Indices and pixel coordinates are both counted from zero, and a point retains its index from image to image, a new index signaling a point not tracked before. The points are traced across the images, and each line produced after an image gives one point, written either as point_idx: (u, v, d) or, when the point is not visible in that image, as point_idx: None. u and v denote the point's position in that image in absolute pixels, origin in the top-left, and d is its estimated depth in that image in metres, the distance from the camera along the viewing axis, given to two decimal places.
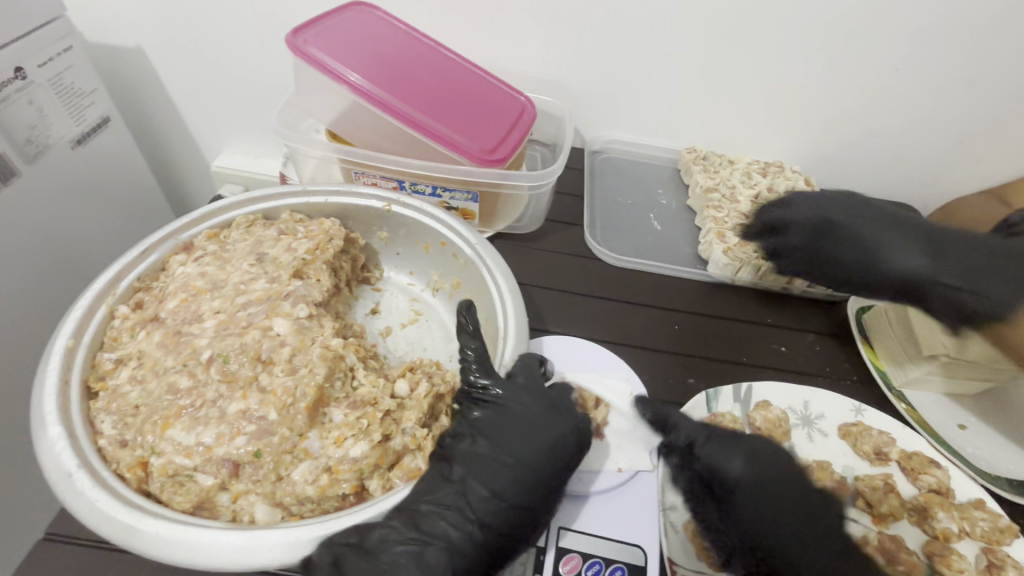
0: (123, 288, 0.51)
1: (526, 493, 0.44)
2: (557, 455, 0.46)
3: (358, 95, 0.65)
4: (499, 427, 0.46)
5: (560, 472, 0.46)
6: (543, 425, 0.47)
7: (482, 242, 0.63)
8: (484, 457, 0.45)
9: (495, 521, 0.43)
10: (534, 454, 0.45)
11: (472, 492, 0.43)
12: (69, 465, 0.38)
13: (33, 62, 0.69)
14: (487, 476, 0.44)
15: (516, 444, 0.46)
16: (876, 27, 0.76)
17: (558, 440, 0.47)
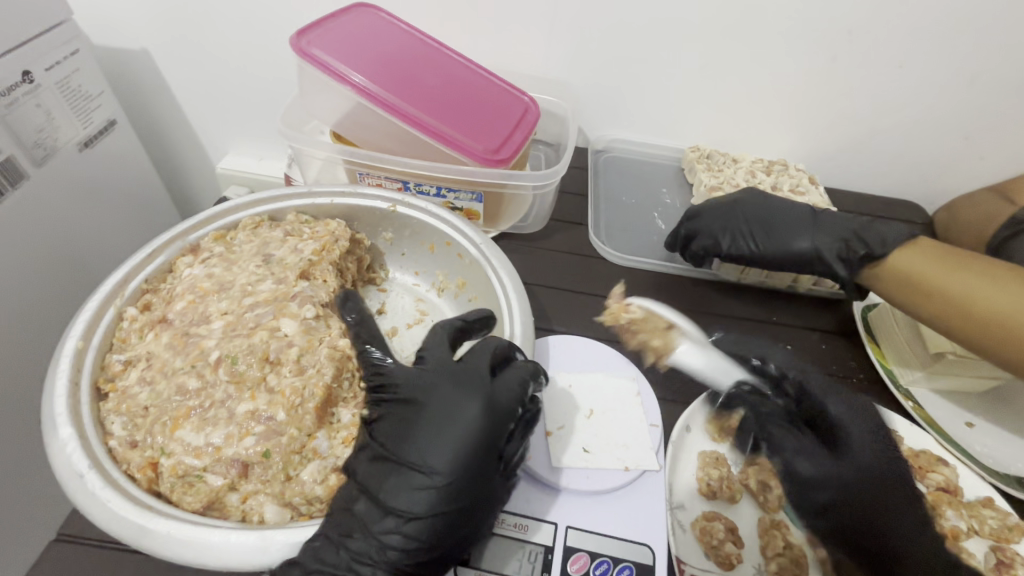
0: (131, 289, 0.52)
1: (433, 500, 0.39)
2: (463, 449, 0.40)
3: (361, 96, 0.66)
4: (401, 429, 0.42)
5: (467, 471, 0.40)
6: (443, 420, 0.41)
7: (488, 242, 0.63)
8: (392, 468, 0.40)
9: (404, 539, 0.39)
10: (434, 453, 0.40)
11: (373, 511, 0.39)
12: (80, 466, 0.38)
13: (40, 66, 0.69)
14: (393, 491, 0.39)
15: (425, 447, 0.41)
16: (879, 24, 0.76)
17: (461, 434, 0.40)
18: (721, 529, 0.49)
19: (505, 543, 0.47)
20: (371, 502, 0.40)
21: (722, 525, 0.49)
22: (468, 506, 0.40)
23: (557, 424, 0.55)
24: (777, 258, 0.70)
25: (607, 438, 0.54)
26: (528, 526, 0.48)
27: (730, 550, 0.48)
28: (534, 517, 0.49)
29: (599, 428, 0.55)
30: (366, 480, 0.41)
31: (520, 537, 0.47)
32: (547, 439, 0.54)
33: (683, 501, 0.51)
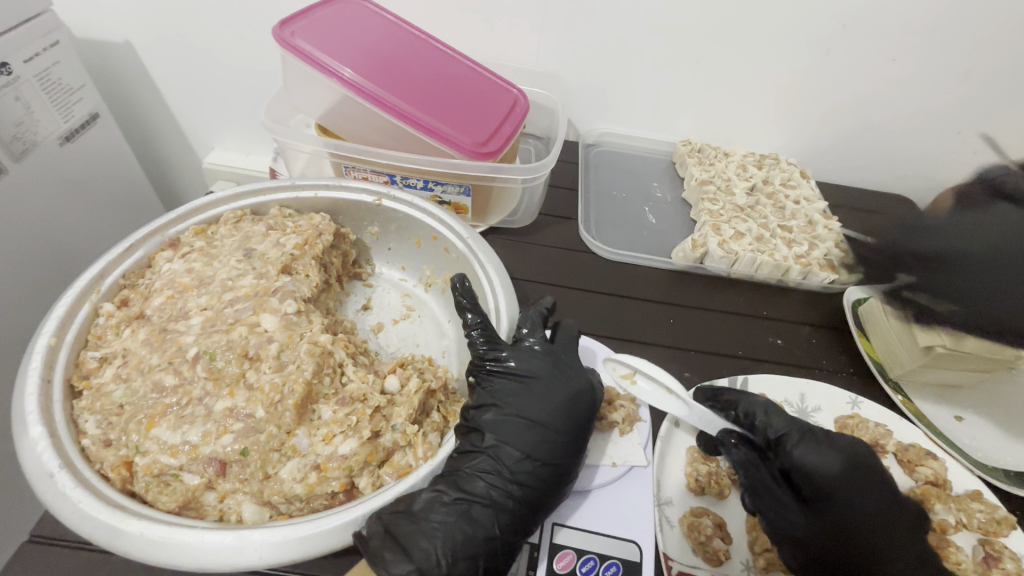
0: (108, 285, 0.51)
1: (556, 447, 0.46)
2: (574, 408, 0.48)
3: (345, 88, 0.64)
4: (522, 392, 0.49)
5: (580, 428, 0.48)
6: (561, 387, 0.49)
7: (474, 235, 0.62)
8: (516, 422, 0.47)
9: (535, 478, 0.44)
10: (556, 410, 0.48)
11: (508, 454, 0.45)
12: (50, 466, 0.37)
13: (19, 58, 0.67)
14: (524, 437, 0.46)
15: (545, 404, 0.48)
16: (871, 19, 0.76)
17: (575, 398, 0.49)
18: (709, 525, 0.48)
19: None
20: (503, 447, 0.45)
21: (710, 521, 0.49)
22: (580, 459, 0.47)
23: None
24: None
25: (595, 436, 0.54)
26: None
27: (718, 546, 0.48)
28: None
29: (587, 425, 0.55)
30: (495, 430, 0.46)
31: None
32: None
33: (671, 497, 0.51)
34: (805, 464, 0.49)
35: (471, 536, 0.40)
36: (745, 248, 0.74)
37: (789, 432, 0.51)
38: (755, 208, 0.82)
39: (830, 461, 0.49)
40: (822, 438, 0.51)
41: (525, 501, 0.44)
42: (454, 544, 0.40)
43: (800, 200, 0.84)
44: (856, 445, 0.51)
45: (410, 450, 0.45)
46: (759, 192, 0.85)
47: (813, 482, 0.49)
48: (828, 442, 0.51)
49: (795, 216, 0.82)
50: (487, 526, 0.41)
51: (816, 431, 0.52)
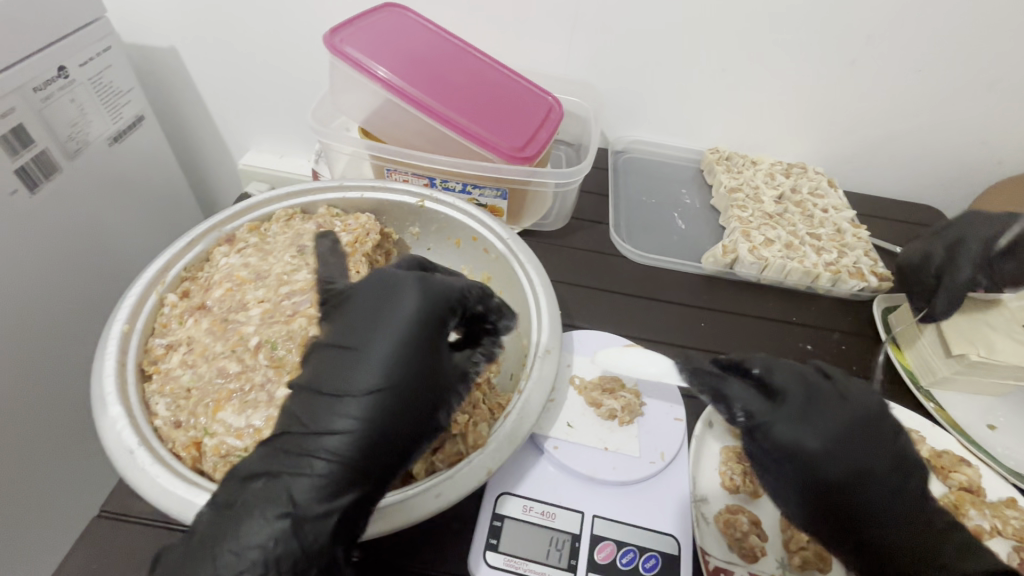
0: (172, 277, 0.53)
1: (369, 387, 0.40)
2: (395, 335, 0.41)
3: (391, 93, 0.67)
4: (347, 329, 0.43)
5: (409, 363, 0.41)
6: (382, 318, 0.42)
7: (515, 237, 0.64)
8: (332, 364, 0.41)
9: (350, 433, 0.39)
10: (376, 342, 0.41)
11: (327, 405, 0.40)
12: (130, 442, 0.40)
13: (74, 61, 0.71)
14: (340, 381, 0.40)
15: (362, 338, 0.42)
16: (898, 30, 0.77)
17: (400, 329, 0.42)
18: (746, 522, 0.49)
19: (536, 528, 0.48)
20: (320, 401, 0.40)
21: (746, 518, 0.50)
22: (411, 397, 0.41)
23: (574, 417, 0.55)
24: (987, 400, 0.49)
25: (623, 431, 0.55)
26: (556, 515, 0.49)
27: (753, 543, 0.49)
28: (561, 505, 0.50)
29: (597, 420, 0.55)
30: (315, 381, 0.41)
31: (547, 525, 0.48)
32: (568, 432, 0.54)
33: (706, 495, 0.52)
34: (798, 445, 0.43)
35: (278, 515, 0.36)
36: (775, 254, 0.75)
37: (768, 414, 0.44)
38: (785, 216, 0.83)
39: (816, 435, 0.43)
40: (810, 410, 0.44)
41: (340, 457, 0.38)
42: (264, 529, 0.36)
43: (828, 209, 0.85)
44: (847, 416, 0.44)
45: (461, 440, 0.50)
46: (788, 200, 0.86)
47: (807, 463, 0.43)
48: (815, 417, 0.44)
49: (823, 224, 0.83)
50: (283, 500, 0.37)
51: (800, 409, 0.44)
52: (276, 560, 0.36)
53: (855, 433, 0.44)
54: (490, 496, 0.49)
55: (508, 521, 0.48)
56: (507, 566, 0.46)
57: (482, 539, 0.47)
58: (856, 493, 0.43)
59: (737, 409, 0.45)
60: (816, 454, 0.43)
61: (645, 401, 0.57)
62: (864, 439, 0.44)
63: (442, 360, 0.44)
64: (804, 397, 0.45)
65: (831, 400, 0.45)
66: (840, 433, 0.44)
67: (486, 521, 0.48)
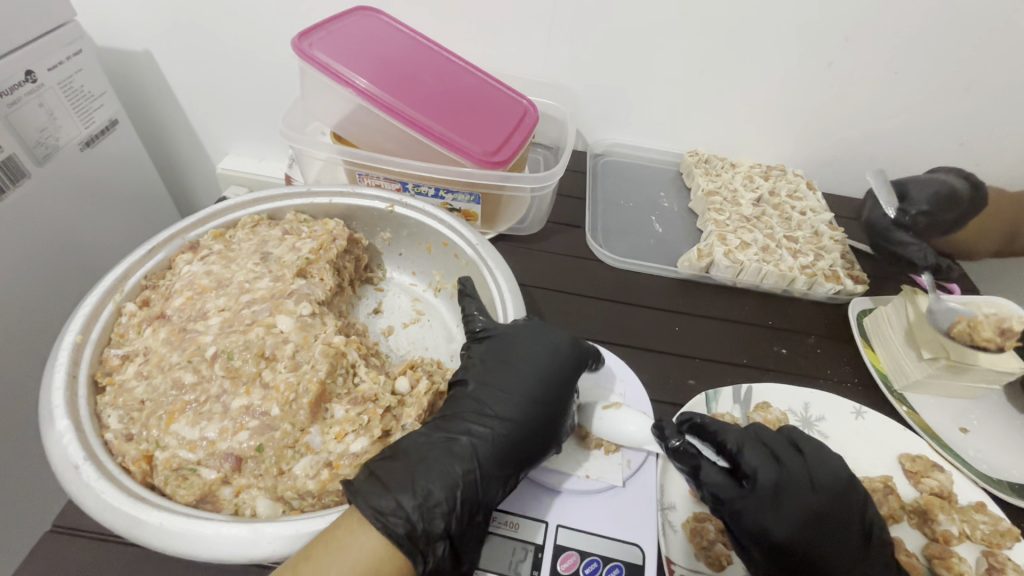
0: (131, 285, 0.53)
1: (531, 384, 0.48)
2: (554, 350, 0.51)
3: (363, 99, 0.66)
4: (514, 340, 0.51)
5: (566, 372, 0.50)
6: (544, 340, 0.51)
7: (484, 242, 0.63)
8: (494, 366, 0.50)
9: (511, 419, 0.47)
10: (541, 356, 0.50)
11: (494, 395, 0.48)
12: (75, 457, 0.39)
13: (43, 66, 0.70)
14: (507, 377, 0.49)
15: (524, 348, 0.51)
16: (873, 33, 0.77)
17: (562, 345, 0.51)
18: (712, 530, 0.49)
19: (497, 539, 0.47)
20: (490, 391, 0.48)
21: (713, 526, 0.50)
22: (565, 398, 0.49)
23: None
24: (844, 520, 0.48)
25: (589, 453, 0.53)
26: (519, 524, 0.48)
27: (720, 551, 0.48)
28: (524, 515, 0.49)
29: (577, 445, 0.54)
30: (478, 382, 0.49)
31: (510, 535, 0.48)
32: None
33: (674, 503, 0.52)
34: (768, 529, 0.45)
35: (456, 467, 0.42)
36: (751, 258, 0.75)
37: (743, 499, 0.46)
38: (761, 219, 0.82)
39: (788, 523, 0.46)
40: (777, 499, 0.46)
41: (504, 435, 0.46)
42: (444, 477, 0.42)
43: (806, 211, 0.84)
44: (813, 503, 0.47)
45: None
46: (766, 203, 0.86)
47: (772, 545, 0.45)
48: (787, 506, 0.46)
49: (800, 227, 0.82)
50: (468, 456, 0.43)
51: (770, 494, 0.46)
52: (455, 502, 0.41)
53: (817, 528, 0.46)
54: None
55: None
56: None
57: None
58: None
59: (710, 492, 0.47)
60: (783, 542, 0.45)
61: None
62: (821, 527, 0.46)
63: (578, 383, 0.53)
64: (768, 487, 0.47)
65: (797, 488, 0.47)
66: (805, 525, 0.46)
67: None
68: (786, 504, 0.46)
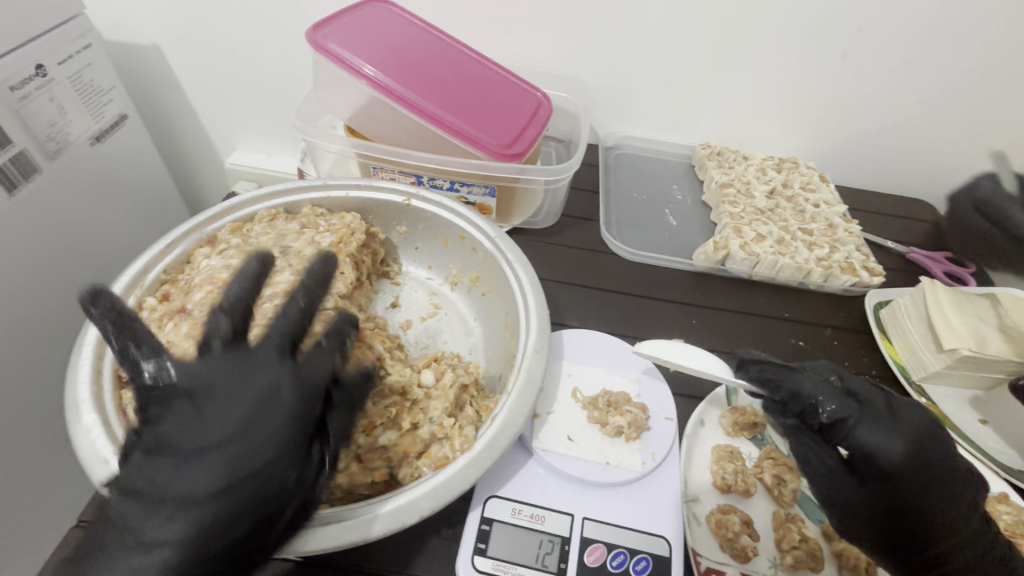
0: (151, 280, 0.52)
1: (223, 473, 0.37)
2: (241, 412, 0.39)
3: (377, 90, 0.66)
4: (198, 409, 0.39)
5: (206, 456, 0.37)
6: (259, 408, 0.39)
7: (502, 235, 0.63)
8: (161, 454, 0.37)
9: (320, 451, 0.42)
10: (222, 431, 0.38)
11: (153, 506, 0.36)
12: (104, 452, 0.39)
13: (53, 59, 0.69)
14: (181, 475, 0.36)
15: (211, 415, 0.39)
16: (889, 23, 0.76)
17: (254, 420, 0.39)
18: (737, 522, 0.48)
19: (523, 531, 0.47)
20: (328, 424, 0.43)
21: (738, 518, 0.49)
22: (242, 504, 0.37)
23: (545, 407, 0.56)
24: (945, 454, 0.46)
25: (609, 444, 0.54)
26: (544, 517, 0.48)
27: (745, 543, 0.47)
28: (549, 507, 0.49)
29: (599, 435, 0.54)
30: (199, 382, 0.40)
31: (536, 528, 0.47)
32: (534, 421, 0.55)
33: (698, 495, 0.51)
34: (871, 442, 0.46)
35: None
36: (767, 250, 0.74)
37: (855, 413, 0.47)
38: (776, 211, 0.82)
39: (893, 440, 0.46)
40: (884, 417, 0.47)
41: (216, 523, 0.36)
42: None
43: (820, 203, 0.84)
44: (917, 426, 0.47)
45: (446, 443, 0.46)
46: (779, 195, 0.85)
47: (877, 461, 0.45)
48: (891, 424, 0.47)
49: (815, 220, 0.82)
50: None
51: (876, 411, 0.48)
52: None
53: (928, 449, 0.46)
54: (477, 500, 0.49)
55: (496, 524, 0.47)
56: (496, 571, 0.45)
57: (469, 543, 0.46)
58: (933, 511, 0.43)
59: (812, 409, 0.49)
60: (888, 456, 0.45)
61: (647, 414, 0.56)
62: (927, 448, 0.46)
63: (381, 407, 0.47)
64: (877, 405, 0.48)
65: (903, 413, 0.48)
66: (914, 442, 0.46)
67: (473, 525, 0.47)
68: (893, 422, 0.47)
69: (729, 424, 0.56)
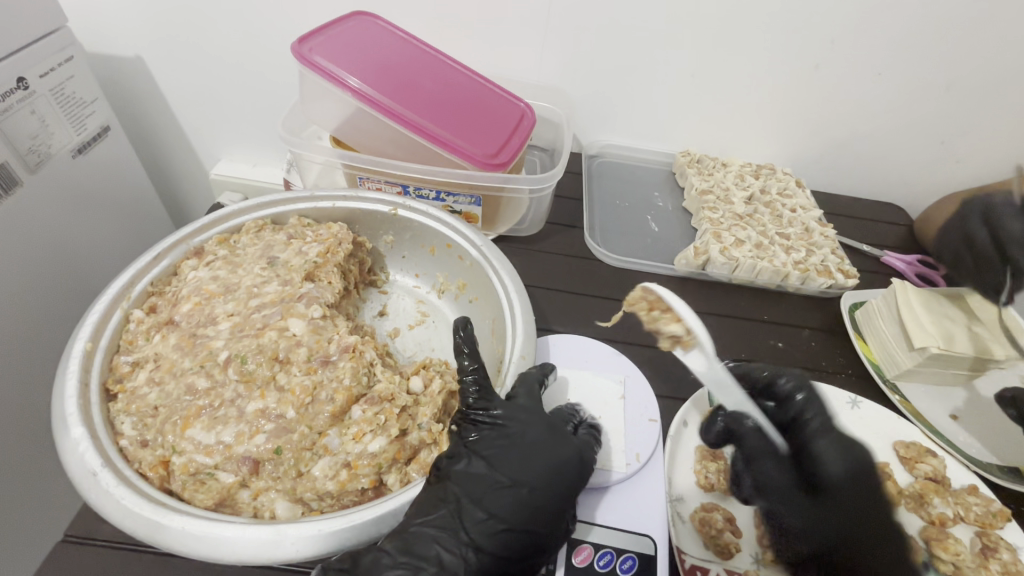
0: (137, 292, 0.52)
1: (517, 510, 0.42)
2: (548, 464, 0.44)
3: (362, 102, 0.67)
4: (507, 445, 0.45)
5: (535, 484, 0.43)
6: (556, 447, 0.45)
7: (488, 243, 0.64)
8: (484, 479, 0.43)
9: (529, 506, 0.42)
10: (531, 465, 0.44)
11: (469, 516, 0.41)
12: (92, 464, 0.39)
13: (34, 72, 0.69)
14: (488, 504, 0.42)
15: (519, 462, 0.44)
16: (857, 35, 0.79)
17: (563, 455, 0.45)
18: (720, 519, 0.51)
19: None
20: (469, 474, 0.43)
21: (721, 515, 0.51)
22: (548, 527, 0.42)
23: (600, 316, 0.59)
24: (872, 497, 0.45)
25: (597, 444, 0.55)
26: None
27: (728, 540, 0.50)
28: None
29: (608, 423, 0.57)
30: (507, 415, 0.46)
31: None
32: None
33: (682, 495, 0.53)
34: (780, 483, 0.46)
35: None
36: (745, 255, 0.76)
37: (761, 443, 0.48)
38: (754, 217, 0.84)
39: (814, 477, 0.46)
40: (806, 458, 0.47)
41: (498, 542, 0.41)
42: None
43: (796, 208, 0.87)
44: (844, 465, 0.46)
45: (436, 448, 0.47)
46: (757, 201, 0.88)
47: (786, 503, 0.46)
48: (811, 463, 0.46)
49: (792, 224, 0.85)
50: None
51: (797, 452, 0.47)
52: None
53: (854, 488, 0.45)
54: None
55: None
56: None
57: None
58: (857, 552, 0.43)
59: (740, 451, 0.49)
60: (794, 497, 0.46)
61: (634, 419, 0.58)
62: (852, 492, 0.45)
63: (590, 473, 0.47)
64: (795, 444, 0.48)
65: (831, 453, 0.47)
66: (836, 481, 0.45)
67: None
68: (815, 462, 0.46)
69: None
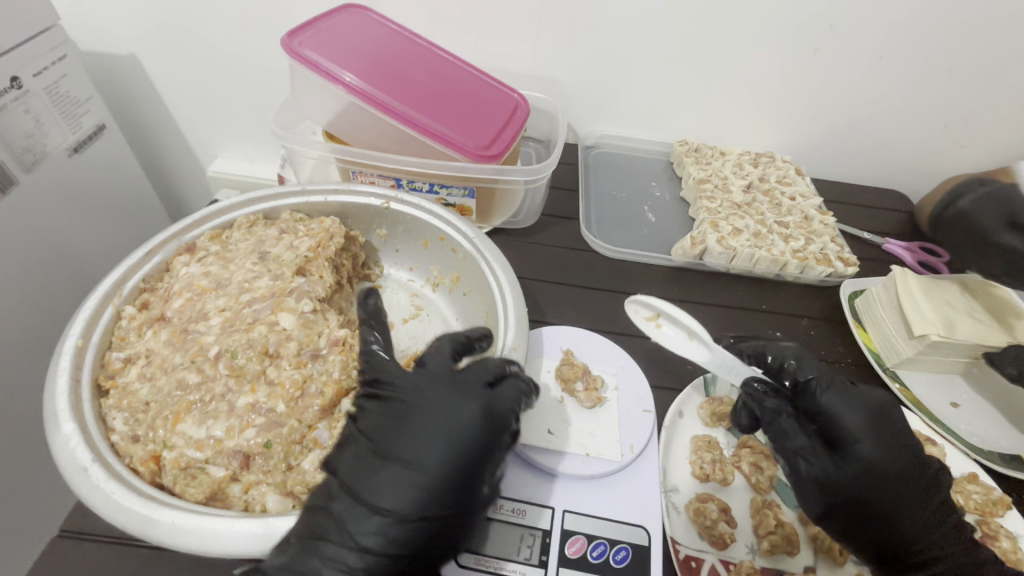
0: (129, 288, 0.53)
1: (407, 490, 0.39)
2: (438, 435, 0.41)
3: (355, 97, 0.66)
4: (398, 421, 0.42)
5: (422, 462, 0.40)
6: (446, 414, 0.42)
7: (481, 236, 0.64)
8: (371, 464, 0.40)
9: (417, 485, 0.39)
10: (420, 438, 0.41)
11: (353, 510, 0.39)
12: (83, 459, 0.39)
13: (28, 71, 0.69)
14: (375, 490, 0.39)
15: (409, 436, 0.41)
16: (857, 19, 0.78)
17: (454, 421, 0.41)
18: (715, 509, 0.50)
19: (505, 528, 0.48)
20: (355, 460, 0.41)
21: (716, 505, 0.50)
22: (445, 503, 0.39)
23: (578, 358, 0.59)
24: (898, 426, 0.50)
25: (593, 435, 0.55)
26: (527, 511, 0.49)
27: (723, 530, 0.49)
28: (531, 501, 0.50)
29: (575, 406, 0.57)
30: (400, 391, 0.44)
31: (519, 522, 0.48)
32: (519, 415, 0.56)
33: (677, 485, 0.53)
34: (832, 413, 0.51)
35: None
36: (744, 244, 0.75)
37: (823, 381, 0.53)
38: (752, 206, 0.84)
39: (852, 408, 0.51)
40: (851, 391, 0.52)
41: (389, 529, 0.38)
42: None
43: (795, 196, 0.85)
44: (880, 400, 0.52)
45: None
46: (756, 189, 0.87)
47: (840, 431, 0.50)
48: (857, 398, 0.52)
49: (791, 212, 0.84)
50: None
51: (842, 384, 0.53)
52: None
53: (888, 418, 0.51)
54: None
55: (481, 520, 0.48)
56: (478, 566, 0.46)
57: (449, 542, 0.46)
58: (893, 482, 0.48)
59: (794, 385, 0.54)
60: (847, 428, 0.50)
61: (628, 408, 0.58)
62: (884, 420, 0.50)
63: (507, 434, 0.43)
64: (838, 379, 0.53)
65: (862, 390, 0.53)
66: (874, 412, 0.51)
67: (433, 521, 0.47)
68: (857, 395, 0.52)
69: (707, 415, 0.58)
